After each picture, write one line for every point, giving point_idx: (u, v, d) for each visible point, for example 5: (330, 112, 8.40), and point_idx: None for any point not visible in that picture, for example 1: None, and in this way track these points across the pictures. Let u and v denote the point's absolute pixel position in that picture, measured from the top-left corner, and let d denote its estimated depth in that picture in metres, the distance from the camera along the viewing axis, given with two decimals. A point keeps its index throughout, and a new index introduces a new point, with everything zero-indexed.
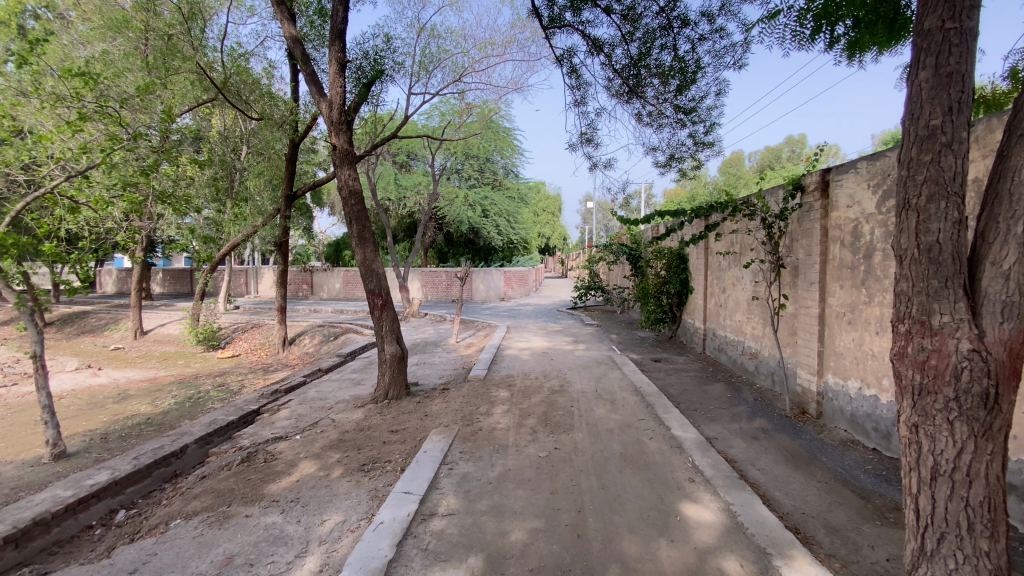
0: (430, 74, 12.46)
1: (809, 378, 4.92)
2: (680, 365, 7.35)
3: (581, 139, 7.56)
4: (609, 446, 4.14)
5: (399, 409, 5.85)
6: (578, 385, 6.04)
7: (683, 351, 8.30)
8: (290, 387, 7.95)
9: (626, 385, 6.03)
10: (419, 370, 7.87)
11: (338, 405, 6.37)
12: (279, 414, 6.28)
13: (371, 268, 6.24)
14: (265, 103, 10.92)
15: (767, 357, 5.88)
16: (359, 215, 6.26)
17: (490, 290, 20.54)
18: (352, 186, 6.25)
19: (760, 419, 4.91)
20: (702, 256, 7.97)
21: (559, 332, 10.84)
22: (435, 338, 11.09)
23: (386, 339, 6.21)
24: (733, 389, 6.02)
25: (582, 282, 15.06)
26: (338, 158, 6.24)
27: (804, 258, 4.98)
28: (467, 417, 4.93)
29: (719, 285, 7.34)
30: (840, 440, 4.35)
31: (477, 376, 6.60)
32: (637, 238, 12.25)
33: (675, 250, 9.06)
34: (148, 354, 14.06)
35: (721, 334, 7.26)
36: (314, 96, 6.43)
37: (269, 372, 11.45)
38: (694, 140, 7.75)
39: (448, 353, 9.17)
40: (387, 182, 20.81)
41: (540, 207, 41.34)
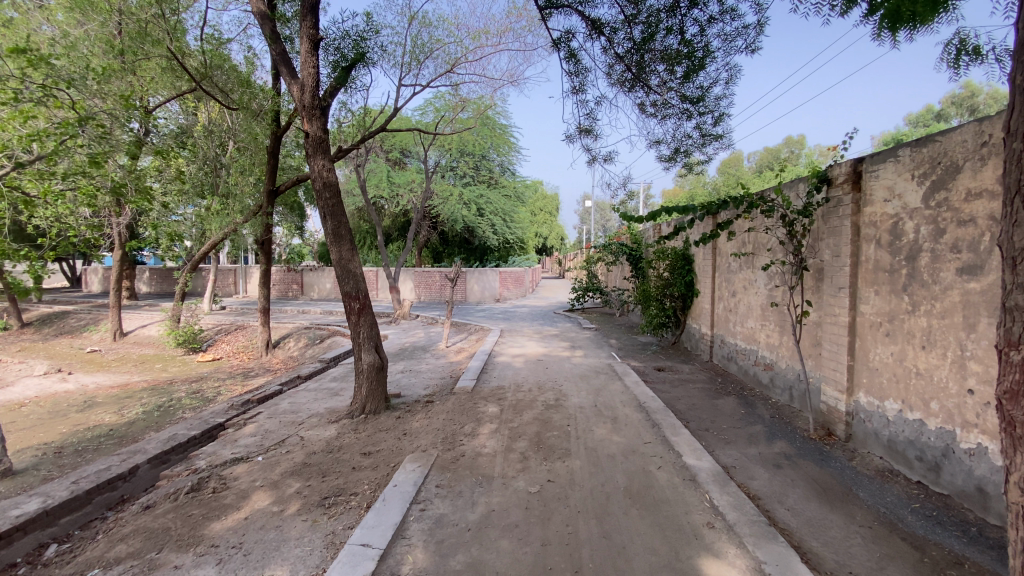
0: (421, 64, 11.86)
1: (837, 396, 4.35)
2: (685, 375, 6.78)
3: (579, 129, 7.02)
4: (611, 477, 3.56)
5: (376, 425, 5.25)
6: (575, 399, 5.46)
7: (688, 358, 7.73)
8: (263, 397, 7.34)
9: (628, 400, 5.45)
10: (404, 379, 7.27)
11: (309, 419, 5.77)
12: (244, 430, 5.68)
13: (347, 269, 5.65)
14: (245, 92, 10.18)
15: (785, 369, 5.31)
16: (333, 210, 5.67)
17: (485, 291, 19.96)
18: (325, 178, 5.66)
19: (781, 442, 4.34)
20: (709, 257, 7.40)
21: (556, 337, 10.26)
22: (425, 342, 10.51)
23: (363, 347, 5.60)
24: (746, 404, 5.44)
25: (579, 283, 14.50)
26: (310, 146, 5.64)
27: (830, 258, 4.41)
28: (449, 439, 4.35)
29: (729, 289, 6.77)
30: (878, 470, 3.77)
31: (465, 387, 6.02)
32: (638, 237, 11.69)
33: (680, 250, 8.50)
34: (126, 357, 13.42)
35: (730, 342, 6.69)
36: (285, 79, 5.84)
37: (249, 377, 10.85)
38: (702, 132, 7.17)
39: (436, 359, 8.59)
40: (379, 179, 20.22)
41: (537, 206, 40.80)
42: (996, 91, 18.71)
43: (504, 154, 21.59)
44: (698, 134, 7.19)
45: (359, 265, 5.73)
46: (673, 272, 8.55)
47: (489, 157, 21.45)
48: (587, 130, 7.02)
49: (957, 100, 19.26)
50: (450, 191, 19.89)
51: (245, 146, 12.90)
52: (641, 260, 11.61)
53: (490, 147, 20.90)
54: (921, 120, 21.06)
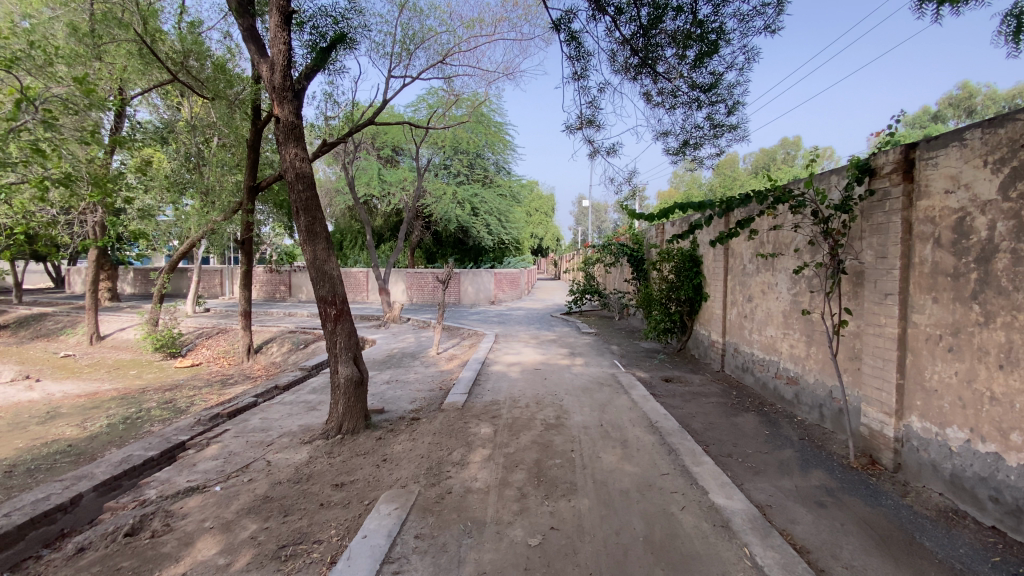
0: (412, 55, 11.27)
1: (882, 419, 3.79)
2: (696, 388, 6.21)
3: (580, 120, 6.45)
4: (627, 522, 2.97)
5: (353, 448, 4.64)
6: (578, 417, 4.86)
7: (697, 367, 7.16)
8: (234, 410, 6.70)
9: (638, 417, 4.87)
10: (388, 391, 6.66)
11: (280, 439, 5.14)
12: (206, 452, 5.05)
13: (323, 270, 5.05)
14: (220, 82, 9.39)
15: (813, 384, 4.75)
16: (307, 204, 5.06)
17: (480, 293, 19.32)
18: (298, 167, 5.05)
19: (818, 473, 3.77)
20: (720, 258, 6.84)
21: (553, 342, 9.66)
22: (414, 347, 9.90)
23: (340, 358, 5.01)
24: (769, 423, 4.88)
25: (576, 285, 13.91)
26: (281, 133, 5.03)
27: (873, 261, 3.85)
28: (435, 469, 3.74)
29: (743, 293, 6.20)
30: (939, 510, 3.21)
31: (455, 402, 5.42)
32: (639, 237, 11.14)
33: (687, 250, 7.93)
34: (99, 363, 12.71)
35: (746, 351, 6.13)
36: (254, 57, 5.23)
37: (227, 385, 10.18)
38: (713, 124, 6.55)
39: (426, 367, 7.98)
40: (370, 177, 19.60)
41: (533, 207, 40.32)
42: (995, 92, 18.32)
43: (499, 152, 21.06)
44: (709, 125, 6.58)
45: (337, 265, 5.14)
46: (680, 274, 7.96)
47: (484, 156, 20.92)
48: (589, 121, 6.45)
49: (954, 100, 18.88)
50: (444, 190, 19.28)
51: (228, 140, 12.25)
52: (643, 261, 11.04)
53: (485, 146, 20.37)
54: (919, 121, 20.65)
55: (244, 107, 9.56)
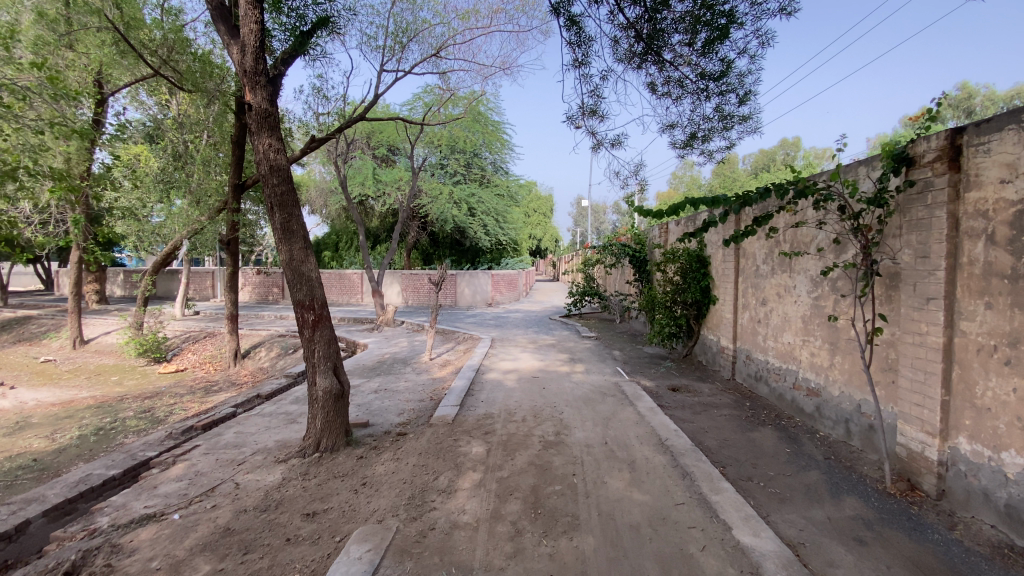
0: (405, 48, 10.86)
1: (922, 439, 3.36)
2: (706, 398, 5.78)
3: (582, 110, 6.07)
4: (639, 568, 2.53)
5: (331, 469, 4.19)
6: (579, 433, 4.43)
7: (706, 375, 6.73)
8: (210, 423, 6.25)
9: (646, 433, 4.44)
10: (376, 401, 6.21)
11: (253, 457, 4.69)
12: (171, 472, 4.59)
13: (299, 272, 4.60)
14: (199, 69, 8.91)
15: (838, 397, 4.32)
16: (282, 200, 4.62)
17: (477, 295, 18.88)
18: (272, 159, 4.61)
19: (852, 501, 3.33)
20: (729, 258, 6.42)
21: (552, 347, 9.22)
22: (407, 353, 9.46)
23: (318, 369, 4.56)
24: (790, 439, 4.44)
25: (576, 286, 13.38)
26: (253, 121, 4.59)
27: (913, 261, 3.42)
28: (419, 498, 3.30)
29: (756, 296, 5.78)
30: (998, 549, 2.77)
31: (445, 415, 4.97)
32: (641, 237, 10.73)
33: (694, 250, 7.50)
34: (81, 368, 12.23)
35: (759, 359, 5.69)
36: (225, 38, 4.79)
37: (211, 393, 9.71)
38: (722, 116, 6.14)
39: (417, 374, 7.54)
40: (365, 176, 19.18)
41: (532, 208, 39.93)
42: (994, 91, 17.99)
43: (496, 151, 20.69)
44: (718, 117, 6.17)
45: (315, 267, 4.69)
46: (686, 275, 7.51)
47: (481, 155, 20.54)
48: (592, 112, 6.06)
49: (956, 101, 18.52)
50: (440, 189, 18.84)
51: (215, 137, 11.84)
52: (646, 262, 10.61)
53: (482, 145, 19.99)
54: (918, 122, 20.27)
55: (223, 99, 9.05)
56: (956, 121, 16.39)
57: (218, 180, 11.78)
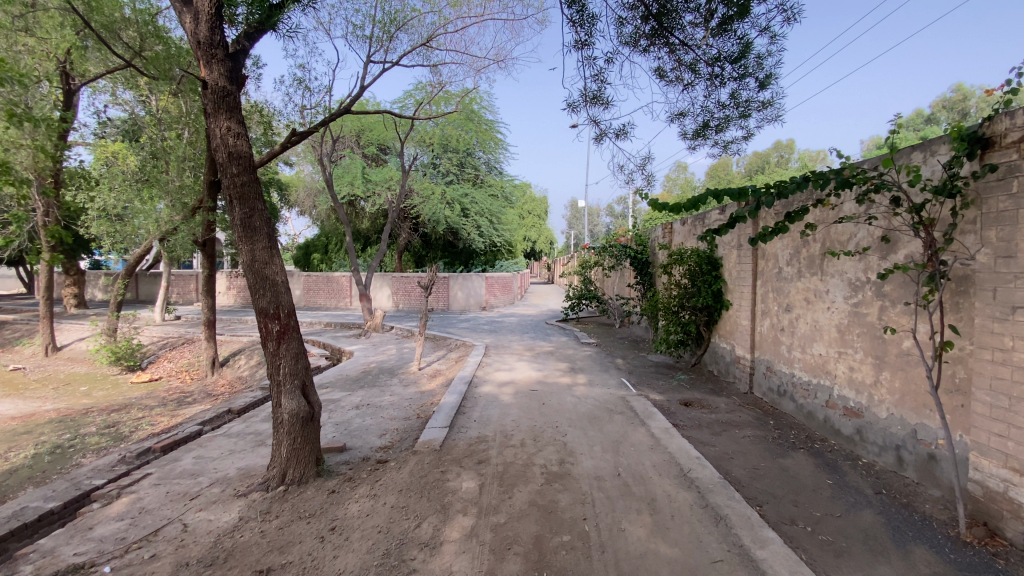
0: (393, 39, 10.29)
1: (1004, 476, 2.79)
2: (725, 415, 5.18)
3: (585, 96, 5.50)
4: None
5: (297, 508, 3.56)
6: (587, 462, 3.82)
7: (720, 388, 6.13)
8: (171, 443, 5.58)
9: (663, 461, 3.84)
10: (356, 420, 5.57)
11: (210, 491, 4.05)
12: (114, 510, 3.94)
13: (263, 277, 3.99)
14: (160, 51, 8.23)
15: (886, 420, 3.74)
16: (243, 193, 4.01)
17: (470, 298, 18.27)
18: (231, 144, 3.99)
19: (922, 554, 2.75)
20: (746, 260, 5.82)
21: (550, 355, 8.61)
22: (395, 361, 8.83)
23: (284, 389, 3.94)
24: (829, 469, 3.85)
25: (573, 289, 12.69)
26: (209, 101, 3.98)
27: (992, 262, 2.84)
28: (396, 557, 2.68)
29: (779, 301, 5.20)
30: None
31: (431, 439, 4.33)
32: (644, 238, 10.16)
33: (704, 251, 6.89)
34: (49, 378, 11.47)
35: (783, 372, 5.11)
36: (176, 6, 4.18)
37: (184, 405, 9.01)
38: (737, 104, 5.61)
39: (404, 387, 6.91)
40: (354, 175, 18.53)
41: (526, 209, 39.34)
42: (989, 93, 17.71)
43: (490, 151, 20.15)
44: (732, 105, 5.63)
45: (281, 269, 4.10)
46: (695, 278, 6.88)
47: (474, 154, 19.98)
48: (595, 99, 5.49)
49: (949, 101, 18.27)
50: (432, 189, 18.23)
51: (189, 129, 11.17)
52: (648, 265, 10.02)
53: (475, 144, 19.45)
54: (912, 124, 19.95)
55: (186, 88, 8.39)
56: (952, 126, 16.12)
57: (195, 177, 11.11)
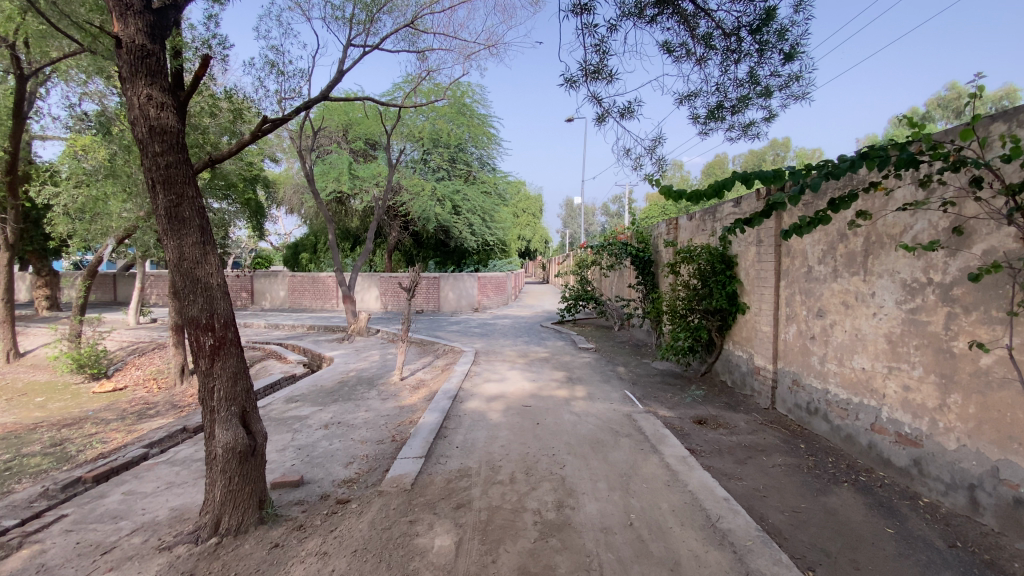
0: (376, 21, 9.54)
1: None
2: (746, 436, 4.48)
3: (584, 70, 4.80)
4: None
5: (228, 570, 2.83)
6: (590, 506, 3.11)
7: (737, 402, 5.43)
8: (106, 472, 4.81)
9: (684, 503, 3.13)
10: (321, 444, 4.84)
11: (130, 544, 3.29)
12: (6, 568, 3.19)
13: (193, 280, 3.27)
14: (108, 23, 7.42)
15: (957, 453, 3.06)
16: (167, 174, 3.28)
17: (462, 299, 17.50)
18: (152, 117, 3.28)
19: None
20: (766, 259, 5.13)
21: (545, 362, 7.90)
22: (375, 370, 8.08)
23: (218, 417, 3.22)
24: (885, 512, 3.16)
25: (570, 289, 11.98)
26: (124, 63, 3.26)
27: None
28: None
29: (809, 306, 4.50)
30: None
31: (403, 474, 3.58)
32: (646, 235, 9.44)
33: (716, 249, 6.19)
34: (6, 387, 10.63)
35: (813, 387, 4.42)
36: None
37: (144, 419, 8.24)
38: (755, 81, 4.93)
39: (383, 401, 6.18)
40: (340, 171, 17.60)
41: (520, 207, 38.56)
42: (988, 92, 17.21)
43: (482, 146, 19.42)
44: (750, 83, 4.94)
45: (218, 269, 3.39)
46: (706, 278, 6.19)
47: (466, 149, 19.26)
48: (596, 73, 4.80)
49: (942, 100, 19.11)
50: (421, 185, 17.45)
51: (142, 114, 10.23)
52: (650, 264, 9.30)
53: (466, 138, 18.72)
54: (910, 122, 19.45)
55: None
56: (944, 120, 16.72)
57: None
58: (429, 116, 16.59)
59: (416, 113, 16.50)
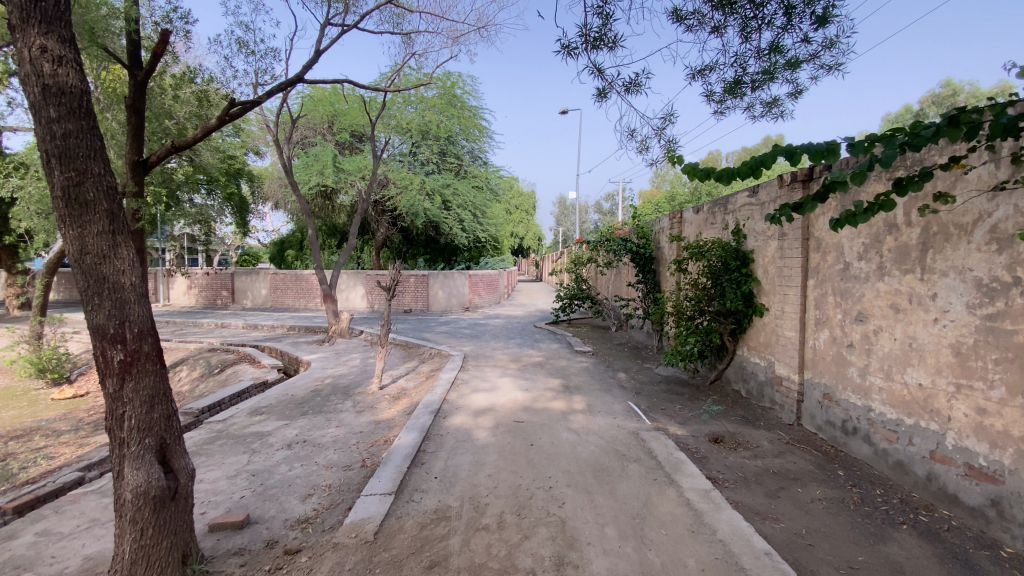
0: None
1: None
2: (772, 460, 3.86)
3: (583, 37, 4.13)
4: None
5: None
6: (598, 563, 2.48)
7: (755, 417, 4.81)
8: (27, 503, 4.11)
9: (717, 559, 2.50)
10: (280, 469, 4.17)
11: None
12: None
13: (100, 282, 2.61)
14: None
15: None
16: (64, 149, 2.59)
17: (452, 298, 16.81)
18: (47, 73, 2.59)
19: None
20: (790, 255, 4.50)
21: (538, 367, 7.26)
22: (353, 377, 7.39)
23: (128, 453, 2.56)
24: (962, 567, 2.55)
25: (565, 288, 11.34)
26: (12, 7, 2.57)
27: None
28: None
29: (845, 309, 3.88)
30: None
31: (367, 518, 2.92)
32: (646, 230, 8.82)
33: (730, 243, 5.55)
34: None
35: (851, 405, 3.82)
36: None
37: (99, 432, 7.51)
38: (779, 51, 4.28)
39: (357, 414, 5.52)
40: (324, 164, 16.77)
41: (512, 203, 37.80)
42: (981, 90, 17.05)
43: (474, 139, 18.70)
44: (772, 54, 4.30)
45: (134, 266, 2.72)
46: (718, 277, 5.52)
47: (457, 143, 18.57)
48: (598, 40, 4.12)
49: (938, 97, 19.05)
50: (409, 179, 16.67)
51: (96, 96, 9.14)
52: (652, 261, 8.64)
53: (457, 131, 18.06)
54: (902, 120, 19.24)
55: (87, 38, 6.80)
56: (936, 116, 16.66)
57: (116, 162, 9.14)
58: (419, 107, 16.56)
59: (404, 104, 16.36)
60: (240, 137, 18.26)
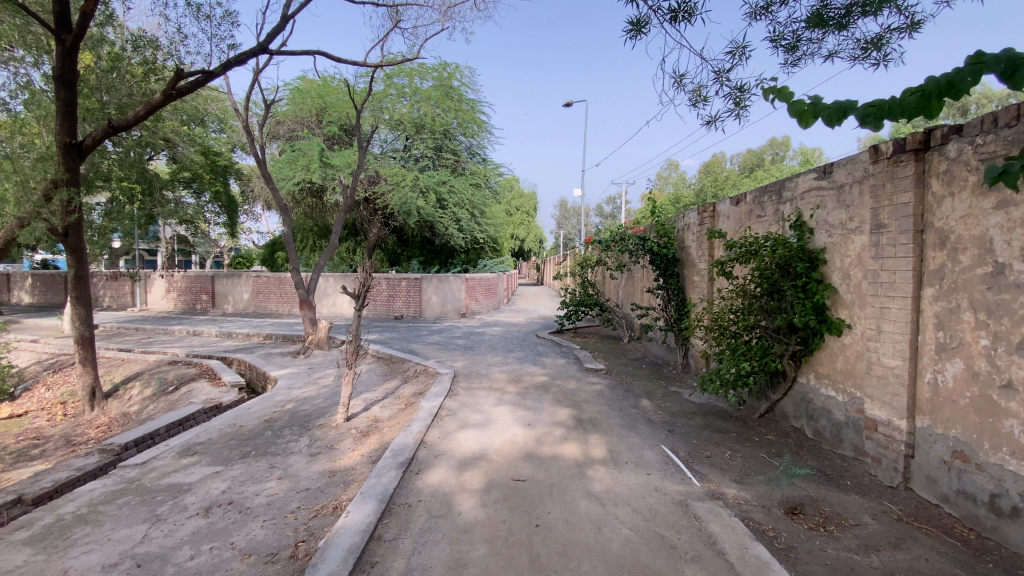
0: None
1: None
2: (891, 553, 2.61)
3: None
4: None
5: None
6: None
7: (837, 472, 3.57)
8: None
9: None
10: (178, 556, 2.93)
11: None
12: None
13: None
14: None
15: None
16: None
17: (447, 303, 15.54)
18: None
19: None
20: (891, 253, 3.27)
21: (542, 390, 6.03)
22: (321, 401, 6.17)
23: None
24: None
25: (571, 295, 10.11)
26: None
27: None
28: None
29: (999, 330, 2.64)
30: None
31: None
32: (667, 227, 7.60)
33: (793, 238, 4.30)
34: None
35: (1009, 473, 2.59)
36: None
37: (16, 466, 6.29)
38: None
39: (312, 457, 4.30)
40: (310, 159, 15.50)
41: (511, 205, 36.51)
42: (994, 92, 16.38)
43: (472, 135, 17.47)
44: None
45: None
46: (776, 283, 4.25)
47: (455, 138, 17.35)
48: None
49: None
50: (402, 175, 15.45)
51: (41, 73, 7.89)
52: (674, 264, 7.42)
53: (454, 125, 16.86)
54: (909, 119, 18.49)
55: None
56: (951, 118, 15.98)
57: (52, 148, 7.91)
58: (414, 98, 15.36)
59: (398, 96, 15.19)
60: (225, 133, 17.15)
